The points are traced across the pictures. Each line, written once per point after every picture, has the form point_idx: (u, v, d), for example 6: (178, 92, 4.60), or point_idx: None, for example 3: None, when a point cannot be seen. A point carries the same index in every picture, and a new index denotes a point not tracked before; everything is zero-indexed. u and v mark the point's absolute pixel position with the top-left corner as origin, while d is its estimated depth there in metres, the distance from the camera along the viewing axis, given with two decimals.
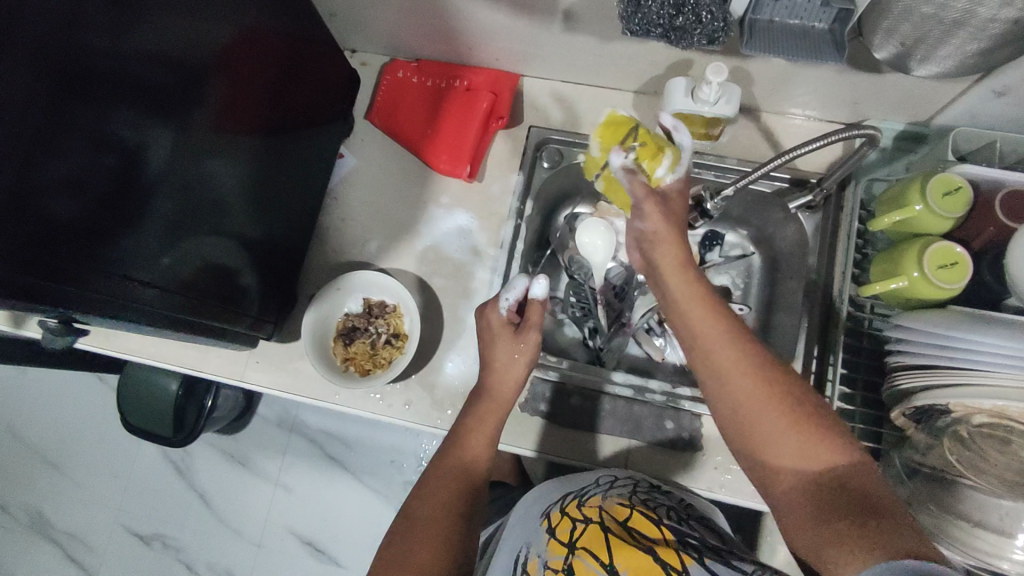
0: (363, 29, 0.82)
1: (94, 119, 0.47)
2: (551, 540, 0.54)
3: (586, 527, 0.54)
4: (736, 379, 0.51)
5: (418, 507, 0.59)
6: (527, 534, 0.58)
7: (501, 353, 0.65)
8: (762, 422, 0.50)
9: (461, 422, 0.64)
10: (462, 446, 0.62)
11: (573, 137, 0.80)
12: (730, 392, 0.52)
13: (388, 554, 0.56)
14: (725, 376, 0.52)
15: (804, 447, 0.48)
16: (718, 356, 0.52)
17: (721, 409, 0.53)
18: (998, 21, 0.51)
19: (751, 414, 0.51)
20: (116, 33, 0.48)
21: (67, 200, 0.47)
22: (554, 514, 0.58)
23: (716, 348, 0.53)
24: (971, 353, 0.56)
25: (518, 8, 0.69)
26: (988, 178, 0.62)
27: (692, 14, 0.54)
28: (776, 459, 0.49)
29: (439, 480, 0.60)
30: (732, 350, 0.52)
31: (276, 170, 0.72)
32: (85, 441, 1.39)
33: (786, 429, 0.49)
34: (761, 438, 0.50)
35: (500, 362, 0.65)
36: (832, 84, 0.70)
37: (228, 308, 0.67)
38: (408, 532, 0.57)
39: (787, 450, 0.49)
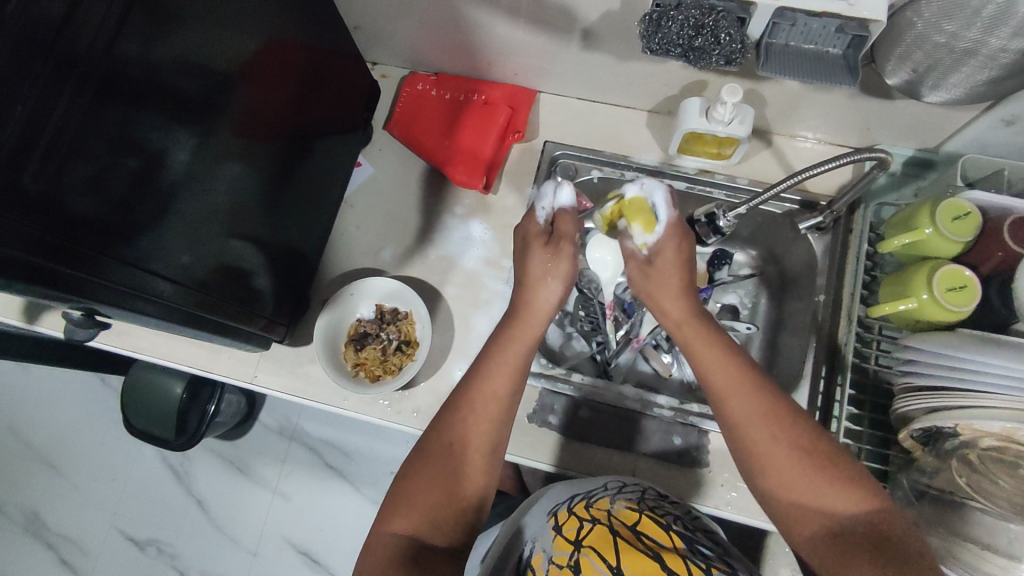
0: (385, 42, 0.84)
1: (122, 121, 0.48)
2: (557, 538, 0.55)
3: (593, 527, 0.54)
4: (759, 433, 0.53)
5: (441, 428, 0.58)
6: (535, 530, 0.59)
7: (540, 267, 0.63)
8: (782, 468, 0.52)
9: (490, 352, 0.61)
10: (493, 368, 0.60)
11: (585, 153, 0.83)
12: (747, 439, 0.54)
13: (404, 489, 0.56)
14: (748, 430, 0.54)
15: (828, 496, 0.50)
16: (737, 405, 0.55)
17: (739, 454, 0.55)
18: (1009, 51, 0.53)
19: (770, 460, 0.53)
20: (149, 39, 0.49)
21: (92, 199, 0.47)
22: (561, 513, 0.58)
23: (733, 399, 0.55)
24: (988, 378, 0.57)
25: (539, 26, 0.71)
26: (995, 205, 0.63)
27: (711, 35, 0.56)
28: (800, 508, 0.51)
29: (462, 416, 0.58)
30: (750, 400, 0.55)
31: (295, 175, 0.74)
32: (84, 443, 1.38)
33: (814, 483, 0.51)
34: (784, 487, 0.52)
35: (534, 282, 0.63)
36: (843, 108, 0.72)
37: (242, 309, 0.67)
38: (425, 467, 0.56)
39: (812, 498, 0.51)
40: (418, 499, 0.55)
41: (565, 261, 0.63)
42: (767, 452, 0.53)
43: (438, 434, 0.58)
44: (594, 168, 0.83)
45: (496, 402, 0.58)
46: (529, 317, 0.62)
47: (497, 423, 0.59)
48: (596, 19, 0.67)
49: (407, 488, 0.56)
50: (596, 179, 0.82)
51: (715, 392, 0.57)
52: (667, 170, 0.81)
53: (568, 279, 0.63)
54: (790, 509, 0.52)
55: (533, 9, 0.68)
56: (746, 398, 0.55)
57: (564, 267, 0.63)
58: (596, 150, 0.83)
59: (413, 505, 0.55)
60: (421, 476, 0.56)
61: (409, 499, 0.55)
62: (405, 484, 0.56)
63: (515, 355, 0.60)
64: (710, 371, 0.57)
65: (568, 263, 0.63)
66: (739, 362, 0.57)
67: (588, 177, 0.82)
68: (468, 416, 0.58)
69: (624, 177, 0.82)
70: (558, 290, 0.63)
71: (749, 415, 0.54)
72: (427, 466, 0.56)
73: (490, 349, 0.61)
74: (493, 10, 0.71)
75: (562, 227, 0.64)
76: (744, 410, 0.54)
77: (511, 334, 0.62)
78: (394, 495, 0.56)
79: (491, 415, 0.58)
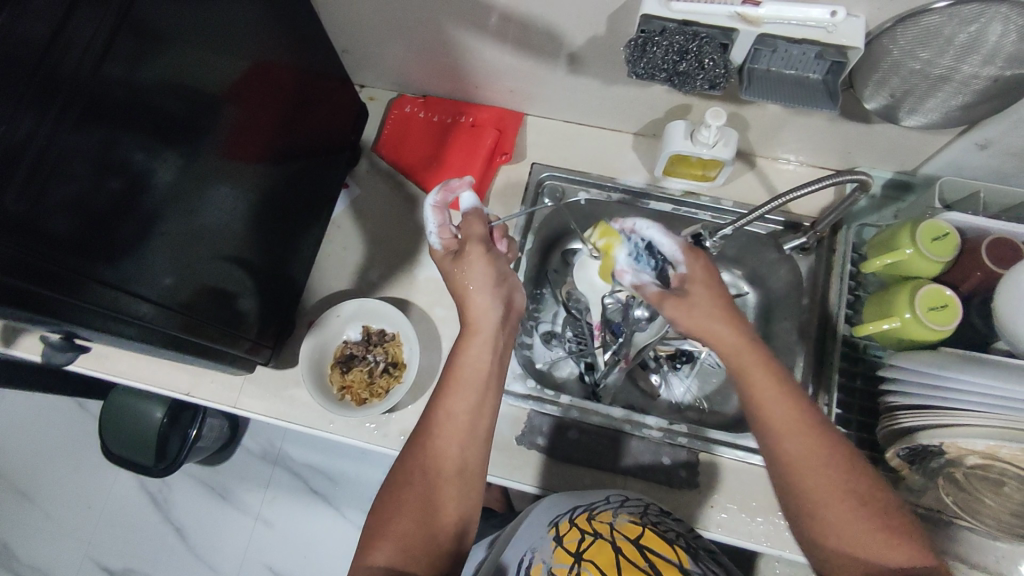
0: (373, 65, 0.85)
1: (105, 142, 0.48)
2: (557, 548, 0.53)
3: (595, 540, 0.53)
4: (806, 462, 0.52)
5: (410, 459, 0.57)
6: (533, 541, 0.57)
7: (460, 279, 0.64)
8: (822, 496, 0.50)
9: (449, 374, 0.60)
10: (453, 393, 0.59)
11: (573, 175, 0.84)
12: (791, 459, 0.52)
13: (383, 518, 0.55)
14: (794, 456, 0.52)
15: (862, 527, 0.49)
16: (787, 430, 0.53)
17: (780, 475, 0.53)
18: (980, 78, 0.56)
19: (810, 486, 0.51)
20: (134, 63, 0.49)
21: (80, 221, 0.47)
22: (562, 523, 0.57)
23: (786, 427, 0.53)
24: (964, 397, 0.57)
25: (526, 50, 0.72)
26: (972, 227, 0.65)
27: (695, 60, 0.57)
28: (838, 546, 0.49)
29: (432, 440, 0.57)
30: (796, 426, 0.53)
31: (281, 195, 0.73)
32: (58, 472, 1.34)
33: (843, 512, 0.50)
34: (826, 524, 0.50)
35: (466, 292, 0.64)
36: (823, 132, 0.73)
37: (227, 331, 0.67)
38: (401, 485, 0.55)
39: (855, 538, 0.49)
40: (392, 528, 0.53)
41: (474, 258, 0.65)
42: (813, 483, 0.51)
43: (408, 460, 0.57)
44: (580, 190, 0.84)
45: (460, 422, 0.58)
46: (474, 333, 0.63)
47: (467, 445, 0.57)
48: (582, 44, 0.68)
49: (387, 516, 0.54)
50: (585, 201, 0.84)
51: (767, 416, 0.55)
52: (652, 191, 0.82)
53: (490, 280, 0.64)
54: (827, 538, 0.50)
55: (520, 33, 0.69)
56: (795, 428, 0.53)
57: (486, 271, 0.65)
58: (584, 172, 0.84)
59: (386, 534, 0.53)
60: (395, 502, 0.55)
61: (388, 529, 0.53)
62: (386, 512, 0.55)
63: (472, 370, 0.60)
64: (765, 394, 0.56)
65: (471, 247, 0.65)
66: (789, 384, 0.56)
67: (575, 198, 0.84)
68: (434, 438, 0.57)
69: (610, 199, 0.83)
70: (492, 299, 0.64)
71: (792, 437, 0.53)
72: (401, 491, 0.55)
73: (450, 369, 0.61)
74: (480, 34, 0.72)
75: (470, 229, 0.66)
76: (796, 441, 0.53)
77: (467, 350, 0.62)
78: (371, 526, 0.55)
79: (460, 434, 0.57)
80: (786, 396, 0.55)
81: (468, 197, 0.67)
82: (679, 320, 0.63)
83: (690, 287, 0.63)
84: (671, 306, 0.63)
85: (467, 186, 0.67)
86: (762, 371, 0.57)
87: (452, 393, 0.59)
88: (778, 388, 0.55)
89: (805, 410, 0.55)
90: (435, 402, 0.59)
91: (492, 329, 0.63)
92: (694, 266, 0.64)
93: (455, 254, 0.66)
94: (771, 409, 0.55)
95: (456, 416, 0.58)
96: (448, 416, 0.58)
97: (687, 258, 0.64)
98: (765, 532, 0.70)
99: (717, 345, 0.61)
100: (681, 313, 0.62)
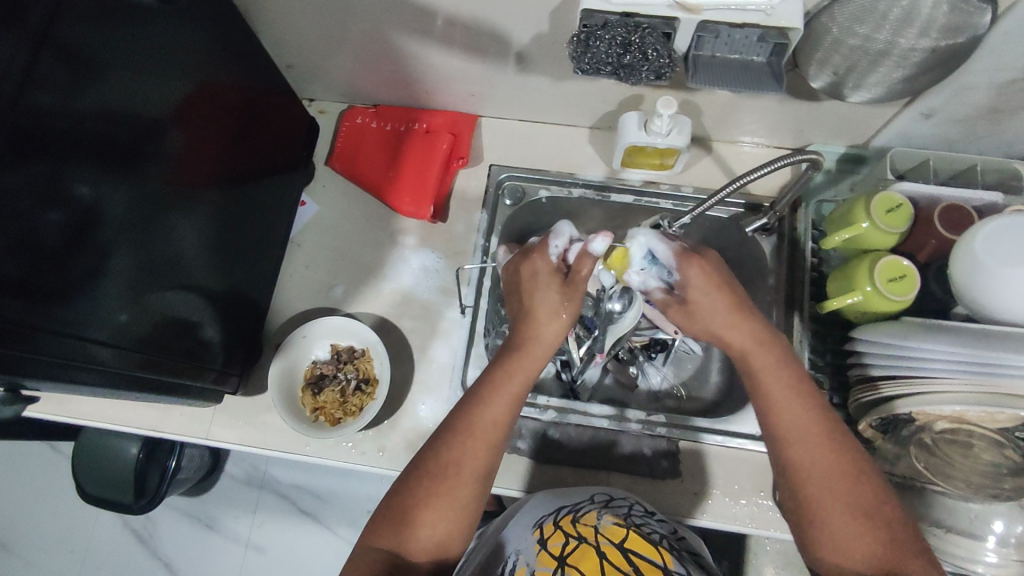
0: (321, 78, 0.84)
1: (49, 175, 0.47)
2: (541, 552, 0.53)
3: (579, 545, 0.52)
4: (816, 469, 0.53)
5: (439, 453, 0.56)
6: (516, 543, 0.57)
7: (542, 297, 0.62)
8: (821, 500, 0.52)
9: (493, 378, 0.59)
10: (489, 403, 0.57)
11: (532, 173, 0.84)
12: (795, 465, 0.54)
13: (401, 507, 0.54)
14: (801, 466, 0.53)
15: (851, 526, 0.51)
16: (797, 444, 0.54)
17: (784, 480, 0.55)
18: (918, 50, 0.56)
19: (811, 492, 0.52)
20: (69, 91, 0.47)
21: (27, 260, 0.46)
22: (546, 526, 0.57)
23: (795, 439, 0.54)
24: (930, 364, 0.58)
25: (473, 52, 0.71)
26: (925, 195, 0.66)
27: (639, 52, 0.57)
28: (828, 538, 0.51)
29: (461, 442, 0.56)
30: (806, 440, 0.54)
31: (237, 219, 0.71)
32: (36, 517, 1.30)
33: (839, 514, 0.51)
34: (825, 522, 0.51)
35: (539, 313, 0.61)
36: (775, 112, 0.74)
37: (190, 362, 0.65)
38: (425, 477, 0.55)
39: (844, 535, 0.51)
40: (422, 519, 0.54)
41: (544, 272, 0.63)
42: (819, 487, 0.52)
43: (434, 453, 0.56)
44: (542, 188, 0.84)
45: (493, 429, 0.57)
46: (530, 349, 0.60)
47: (494, 453, 0.57)
48: (528, 42, 0.67)
49: (408, 508, 0.54)
50: (546, 199, 0.84)
51: (778, 429, 0.55)
52: (613, 184, 0.82)
53: (563, 307, 0.62)
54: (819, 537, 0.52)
55: (466, 36, 0.68)
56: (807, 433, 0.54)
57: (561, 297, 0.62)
58: (542, 169, 0.84)
59: (401, 525, 0.53)
60: (420, 500, 0.54)
61: (411, 523, 0.53)
62: (405, 503, 0.54)
63: (517, 387, 0.59)
64: (779, 407, 0.56)
65: (543, 260, 0.64)
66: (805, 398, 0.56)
67: (537, 196, 0.83)
68: (468, 442, 0.56)
69: (571, 195, 0.83)
70: (558, 330, 0.61)
71: (800, 447, 0.54)
72: (428, 484, 0.54)
73: (497, 375, 0.59)
74: (426, 39, 0.71)
75: (579, 266, 0.61)
76: (811, 448, 0.53)
77: (517, 359, 0.60)
78: (396, 510, 0.54)
79: (488, 442, 0.56)
80: (808, 403, 0.56)
81: (599, 239, 0.60)
82: (688, 325, 0.65)
83: (691, 295, 0.63)
84: (674, 310, 0.65)
85: (604, 234, 0.60)
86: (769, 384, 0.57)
87: (489, 403, 0.57)
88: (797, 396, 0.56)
89: (818, 422, 0.55)
90: (472, 405, 0.57)
91: (546, 353, 0.61)
92: (691, 272, 0.63)
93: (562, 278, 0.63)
94: (787, 414, 0.55)
95: (495, 424, 0.57)
96: (489, 422, 0.57)
97: (681, 266, 0.65)
98: (750, 513, 0.71)
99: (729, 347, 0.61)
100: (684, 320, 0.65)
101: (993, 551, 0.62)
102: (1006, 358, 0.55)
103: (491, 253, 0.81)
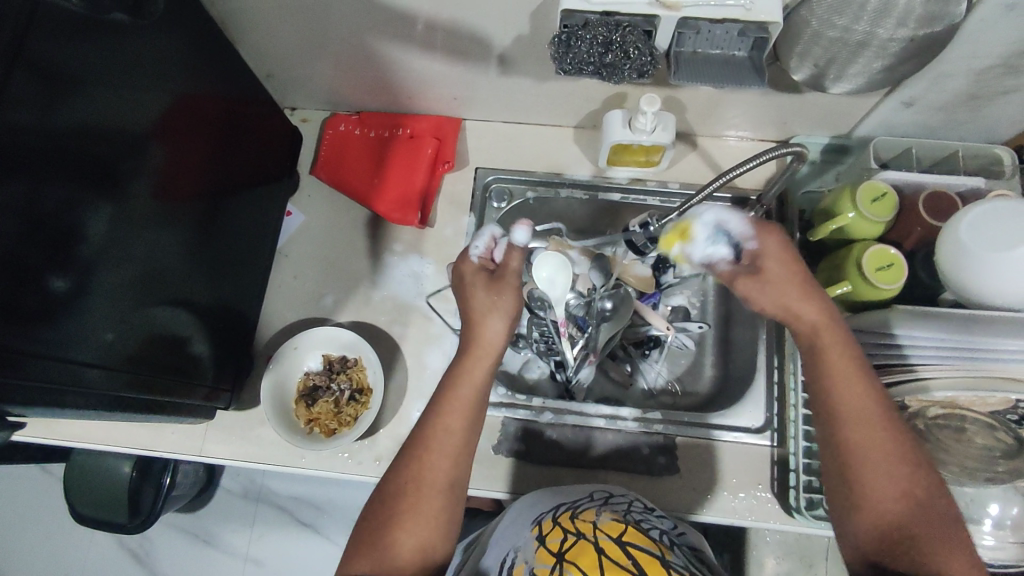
0: (302, 87, 0.83)
1: (28, 195, 0.46)
2: (541, 548, 0.53)
3: (578, 540, 0.52)
4: (876, 457, 0.51)
5: (404, 469, 0.56)
6: (515, 540, 0.57)
7: (479, 299, 0.63)
8: (871, 483, 0.51)
9: (446, 388, 0.59)
10: (445, 413, 0.58)
11: (518, 175, 0.83)
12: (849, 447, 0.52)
13: (372, 529, 0.55)
14: (854, 447, 0.52)
15: (896, 511, 0.50)
16: (855, 427, 0.52)
17: (833, 461, 0.53)
18: (897, 40, 0.56)
19: (861, 474, 0.51)
20: (45, 109, 0.47)
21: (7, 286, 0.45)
22: (545, 522, 0.57)
23: (854, 423, 0.53)
24: (919, 351, 0.60)
25: (454, 56, 0.71)
26: (909, 183, 0.67)
27: (621, 51, 0.57)
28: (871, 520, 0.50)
29: (421, 454, 0.56)
30: (868, 423, 0.52)
31: (221, 232, 0.70)
32: (30, 542, 1.28)
33: (886, 497, 0.50)
34: (871, 504, 0.50)
35: (478, 316, 0.62)
36: (758, 106, 0.74)
37: (180, 380, 0.64)
38: (392, 494, 0.55)
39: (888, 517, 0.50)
40: (398, 536, 0.54)
41: (472, 274, 0.65)
42: (872, 468, 0.51)
43: (396, 471, 0.56)
44: (528, 190, 0.83)
45: (455, 437, 0.57)
46: (480, 351, 0.61)
47: (457, 460, 0.57)
48: (509, 44, 0.67)
49: (382, 527, 0.54)
50: (533, 200, 0.83)
51: (836, 409, 0.54)
52: (600, 183, 0.82)
53: (511, 309, 0.62)
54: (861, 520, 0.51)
55: (446, 40, 0.68)
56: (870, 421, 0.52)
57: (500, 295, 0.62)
58: (528, 171, 0.84)
59: (373, 547, 0.53)
60: (390, 518, 0.54)
61: (384, 544, 0.53)
62: (376, 525, 0.55)
63: (468, 389, 0.59)
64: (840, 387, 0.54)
65: (466, 264, 0.65)
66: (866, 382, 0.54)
67: (525, 198, 0.83)
68: (428, 451, 0.56)
69: (559, 195, 0.83)
70: (502, 324, 0.61)
71: (858, 431, 0.52)
72: (397, 501, 0.55)
73: (450, 381, 0.60)
74: (406, 44, 0.70)
75: (510, 260, 0.64)
76: (866, 434, 0.52)
77: (466, 366, 0.60)
78: (367, 531, 0.55)
79: (450, 451, 0.57)
80: (865, 385, 0.54)
81: (520, 229, 0.64)
82: (761, 299, 0.60)
83: (765, 264, 0.60)
84: (745, 284, 0.60)
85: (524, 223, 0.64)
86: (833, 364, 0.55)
87: (445, 411, 0.58)
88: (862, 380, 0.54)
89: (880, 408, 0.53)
90: (429, 417, 0.58)
91: (494, 354, 0.61)
92: (767, 241, 0.60)
93: (488, 274, 0.64)
94: (843, 395, 0.54)
95: (453, 430, 0.57)
96: (444, 428, 0.57)
97: (756, 235, 0.61)
98: (749, 506, 0.71)
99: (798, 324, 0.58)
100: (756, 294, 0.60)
101: (989, 532, 0.62)
102: (987, 342, 0.57)
103: None
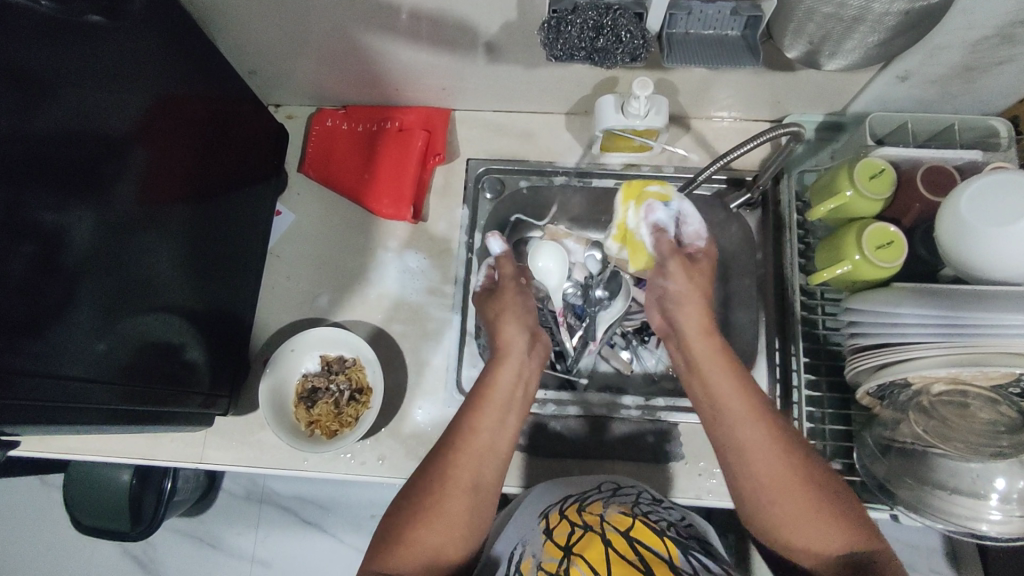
0: (285, 83, 0.81)
1: (11, 203, 0.44)
2: (547, 542, 0.52)
3: (584, 533, 0.52)
4: (767, 463, 0.52)
5: (431, 469, 0.56)
6: (523, 535, 0.56)
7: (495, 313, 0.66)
8: (780, 491, 0.52)
9: (474, 390, 0.60)
10: (475, 411, 0.58)
11: (511, 165, 0.82)
12: (744, 452, 0.53)
13: (393, 527, 0.54)
14: (750, 453, 0.53)
15: (807, 512, 0.51)
16: (743, 430, 0.54)
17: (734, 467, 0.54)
18: (892, 14, 0.53)
19: (766, 482, 0.52)
20: (24, 114, 0.45)
21: (9, 297, 0.45)
22: (553, 516, 0.56)
23: (744, 427, 0.54)
24: (917, 331, 0.59)
25: (440, 44, 0.69)
26: (907, 158, 0.66)
27: (612, 35, 0.56)
28: (782, 524, 0.52)
29: (449, 451, 0.56)
30: (755, 426, 0.54)
31: (210, 234, 0.69)
32: (33, 552, 1.28)
33: (795, 500, 0.51)
34: (782, 509, 0.51)
35: (500, 321, 0.65)
36: (752, 86, 0.73)
37: (174, 388, 0.63)
38: (416, 492, 0.55)
39: (800, 521, 0.51)
40: (420, 538, 0.53)
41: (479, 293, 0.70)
42: (770, 472, 0.52)
43: (421, 474, 0.56)
44: (523, 179, 0.82)
45: (484, 437, 0.57)
46: (506, 355, 0.62)
47: (487, 461, 0.57)
48: (496, 31, 0.65)
49: (403, 525, 0.54)
50: (527, 189, 0.82)
51: (724, 418, 0.55)
52: (592, 169, 0.82)
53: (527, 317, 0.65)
54: (775, 523, 0.52)
55: (432, 29, 0.66)
56: (752, 423, 0.54)
57: (516, 304, 0.66)
58: (520, 160, 0.83)
59: (395, 546, 0.53)
60: (414, 517, 0.54)
61: (405, 542, 0.53)
62: (397, 524, 0.54)
63: (500, 392, 0.60)
64: (725, 395, 0.56)
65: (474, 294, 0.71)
66: (748, 385, 0.56)
67: (518, 187, 0.82)
68: (457, 451, 0.56)
69: (553, 183, 0.82)
70: (520, 328, 0.64)
71: (746, 435, 0.54)
72: (420, 499, 0.55)
73: (481, 384, 0.61)
74: (391, 34, 0.68)
75: (503, 271, 0.69)
76: (754, 438, 0.53)
77: (494, 369, 0.62)
78: (387, 532, 0.54)
79: (478, 452, 0.56)
80: (744, 389, 0.56)
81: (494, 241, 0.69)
82: (676, 279, 0.62)
83: (701, 257, 0.64)
84: (675, 262, 0.62)
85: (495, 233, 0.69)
86: (714, 372, 0.57)
87: (479, 409, 0.58)
88: (739, 383, 0.56)
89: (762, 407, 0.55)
90: (457, 417, 0.59)
91: (520, 357, 0.62)
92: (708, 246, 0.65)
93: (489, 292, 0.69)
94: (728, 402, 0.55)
95: (480, 430, 0.57)
96: (472, 429, 0.57)
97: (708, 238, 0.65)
98: None
99: (688, 330, 0.60)
100: (687, 273, 0.62)
101: (997, 509, 0.58)
102: (980, 318, 0.56)
103: (476, 251, 0.80)
